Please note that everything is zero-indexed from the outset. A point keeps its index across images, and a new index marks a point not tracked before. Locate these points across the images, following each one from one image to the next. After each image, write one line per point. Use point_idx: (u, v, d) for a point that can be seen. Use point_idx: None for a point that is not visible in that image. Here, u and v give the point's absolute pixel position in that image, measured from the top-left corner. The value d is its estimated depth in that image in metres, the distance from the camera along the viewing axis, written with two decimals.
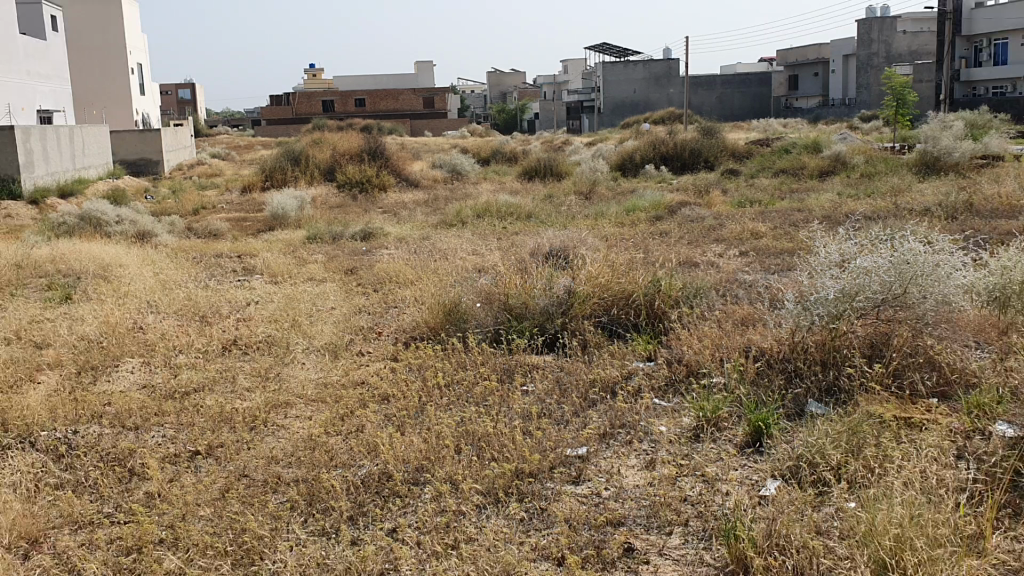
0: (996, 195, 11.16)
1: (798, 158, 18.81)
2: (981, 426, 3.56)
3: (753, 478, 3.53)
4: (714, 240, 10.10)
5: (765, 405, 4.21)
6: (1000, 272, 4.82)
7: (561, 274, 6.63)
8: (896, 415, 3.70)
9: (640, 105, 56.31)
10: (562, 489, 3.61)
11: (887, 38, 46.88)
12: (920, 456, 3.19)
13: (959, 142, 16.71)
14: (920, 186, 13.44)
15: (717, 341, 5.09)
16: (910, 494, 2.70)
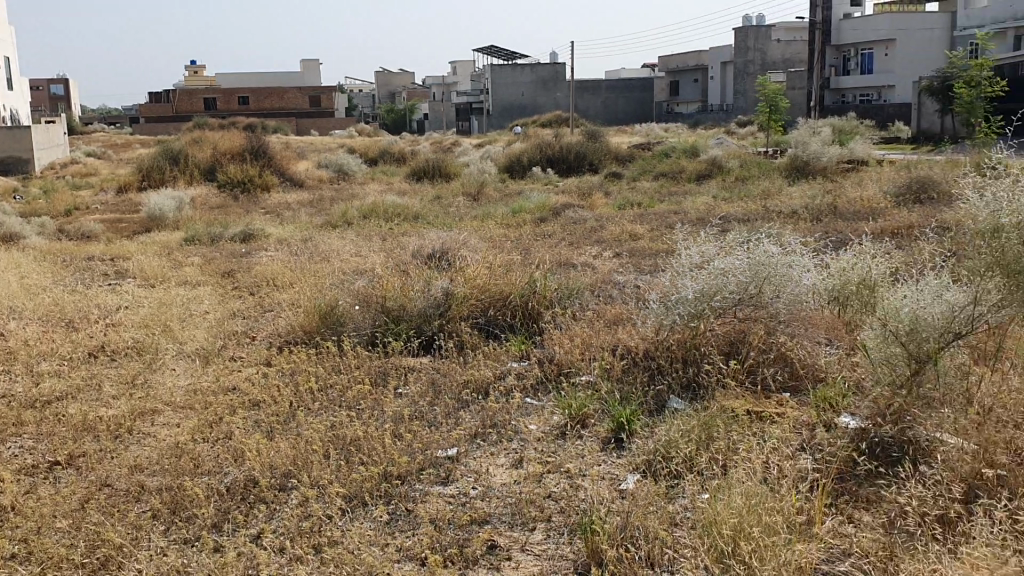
0: (858, 198, 11.75)
1: (677, 162, 19.38)
2: (827, 419, 3.78)
3: (613, 474, 3.65)
4: (594, 241, 10.34)
5: (629, 402, 4.36)
6: (839, 273, 5.02)
7: (439, 275, 6.68)
8: (748, 410, 3.93)
9: (527, 108, 56.89)
10: (430, 490, 3.65)
11: (762, 46, 48.80)
12: (765, 449, 3.37)
13: (826, 147, 17.53)
14: (790, 190, 14.05)
15: (587, 341, 5.24)
16: (751, 484, 2.85)
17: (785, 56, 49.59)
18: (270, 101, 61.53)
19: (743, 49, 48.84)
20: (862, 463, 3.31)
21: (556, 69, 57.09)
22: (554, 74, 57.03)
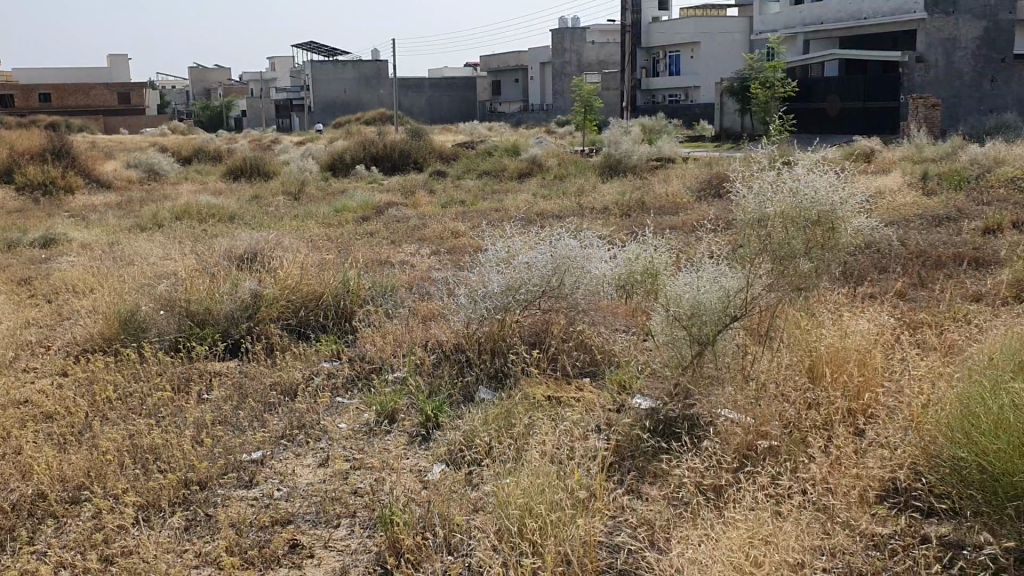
0: (664, 194, 12.30)
1: (499, 160, 19.65)
2: (621, 400, 4.03)
3: (419, 465, 3.71)
4: (415, 240, 10.31)
5: (436, 395, 4.45)
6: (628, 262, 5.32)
7: (247, 275, 6.51)
8: (548, 395, 4.13)
9: (350, 106, 56.23)
10: (231, 495, 3.59)
11: (578, 48, 50.31)
12: (561, 433, 3.58)
13: (637, 147, 18.30)
14: (604, 186, 14.56)
15: (398, 338, 5.26)
16: (544, 468, 3.08)
17: (599, 58, 51.29)
18: (74, 98, 57.93)
19: (559, 50, 50.10)
20: (648, 440, 3.61)
21: (378, 67, 56.72)
22: (377, 72, 56.63)
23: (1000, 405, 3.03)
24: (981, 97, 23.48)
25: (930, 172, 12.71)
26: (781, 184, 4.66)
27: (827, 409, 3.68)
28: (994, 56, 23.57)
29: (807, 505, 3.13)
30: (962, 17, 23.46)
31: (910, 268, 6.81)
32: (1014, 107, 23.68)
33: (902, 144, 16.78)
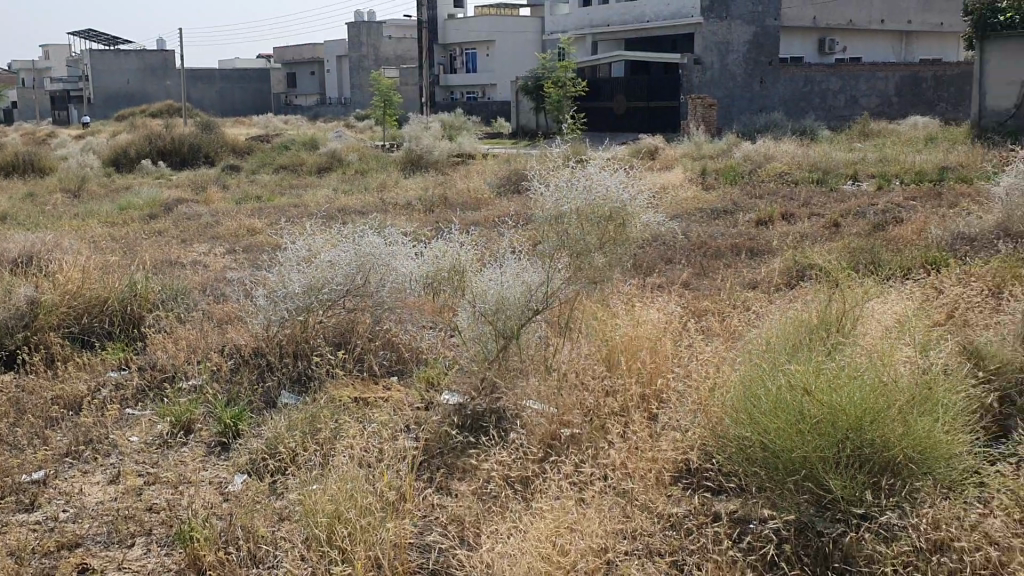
0: (465, 189, 12.44)
1: (296, 155, 19.18)
2: (429, 398, 4.06)
3: (219, 477, 3.56)
4: (208, 239, 9.87)
5: (235, 402, 4.28)
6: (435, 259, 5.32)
7: (21, 280, 6.00)
8: (354, 396, 4.08)
9: (135, 97, 53.20)
10: (11, 521, 3.31)
11: (375, 42, 49.85)
12: (368, 436, 3.56)
13: (437, 142, 18.40)
14: (405, 182, 14.52)
15: (194, 343, 5.01)
16: (352, 472, 3.05)
17: (397, 53, 51.10)
18: None
19: (356, 44, 49.41)
20: (456, 436, 3.65)
21: (165, 56, 53.95)
22: (164, 62, 53.85)
23: (778, 385, 3.28)
24: (751, 97, 25.24)
25: (709, 168, 13.49)
26: (577, 180, 4.78)
27: (622, 395, 3.84)
28: (763, 59, 25.39)
29: (609, 490, 3.26)
30: (735, 22, 25.19)
31: (693, 258, 7.22)
32: (780, 107, 25.33)
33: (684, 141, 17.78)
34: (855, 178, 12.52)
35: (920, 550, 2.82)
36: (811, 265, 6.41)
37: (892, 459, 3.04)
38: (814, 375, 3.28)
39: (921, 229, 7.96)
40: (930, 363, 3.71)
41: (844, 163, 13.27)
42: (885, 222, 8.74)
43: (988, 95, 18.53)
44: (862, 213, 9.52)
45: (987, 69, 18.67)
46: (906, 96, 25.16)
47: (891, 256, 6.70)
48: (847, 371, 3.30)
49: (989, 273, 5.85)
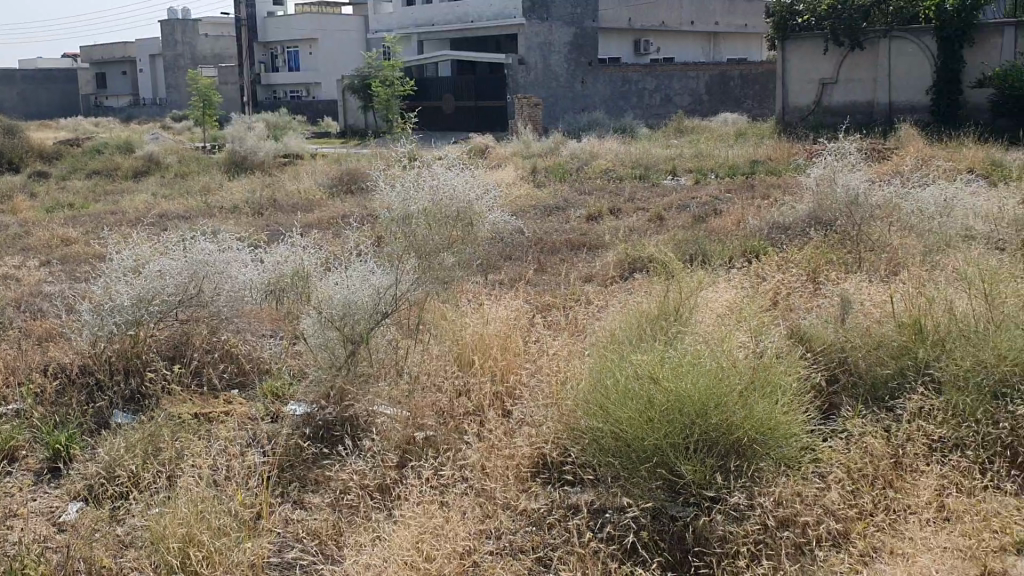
0: (295, 190, 12.14)
1: (111, 159, 18.14)
2: (274, 411, 3.93)
3: (51, 507, 3.31)
4: (17, 251, 9.18)
5: (62, 426, 3.99)
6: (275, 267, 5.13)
7: None
8: (196, 413, 3.89)
9: None
10: None
11: (191, 40, 47.87)
12: (213, 453, 3.41)
13: (263, 143, 17.85)
14: (229, 185, 14.00)
15: (11, 363, 4.61)
16: (204, 492, 2.95)
17: (215, 51, 49.27)
18: None
19: (170, 41, 47.30)
20: (308, 447, 3.57)
21: None
22: None
23: (626, 376, 3.36)
24: (574, 96, 26.08)
25: (538, 165, 13.75)
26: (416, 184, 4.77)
27: (475, 395, 3.86)
28: (583, 60, 26.48)
29: (469, 491, 3.25)
30: (555, 22, 25.83)
31: (532, 255, 7.31)
32: (601, 106, 26.17)
33: (513, 140, 18.00)
34: (674, 173, 13.01)
35: (767, 528, 2.95)
36: (643, 259, 6.61)
37: (736, 442, 3.15)
38: (660, 364, 3.38)
39: (739, 220, 8.37)
40: (765, 347, 3.89)
41: (664, 160, 13.78)
42: (705, 214, 9.14)
43: (790, 92, 20.08)
44: (684, 207, 9.92)
45: (788, 68, 20.04)
46: (716, 94, 26.45)
47: (715, 246, 7.00)
48: (690, 358, 3.41)
49: (805, 259, 6.21)
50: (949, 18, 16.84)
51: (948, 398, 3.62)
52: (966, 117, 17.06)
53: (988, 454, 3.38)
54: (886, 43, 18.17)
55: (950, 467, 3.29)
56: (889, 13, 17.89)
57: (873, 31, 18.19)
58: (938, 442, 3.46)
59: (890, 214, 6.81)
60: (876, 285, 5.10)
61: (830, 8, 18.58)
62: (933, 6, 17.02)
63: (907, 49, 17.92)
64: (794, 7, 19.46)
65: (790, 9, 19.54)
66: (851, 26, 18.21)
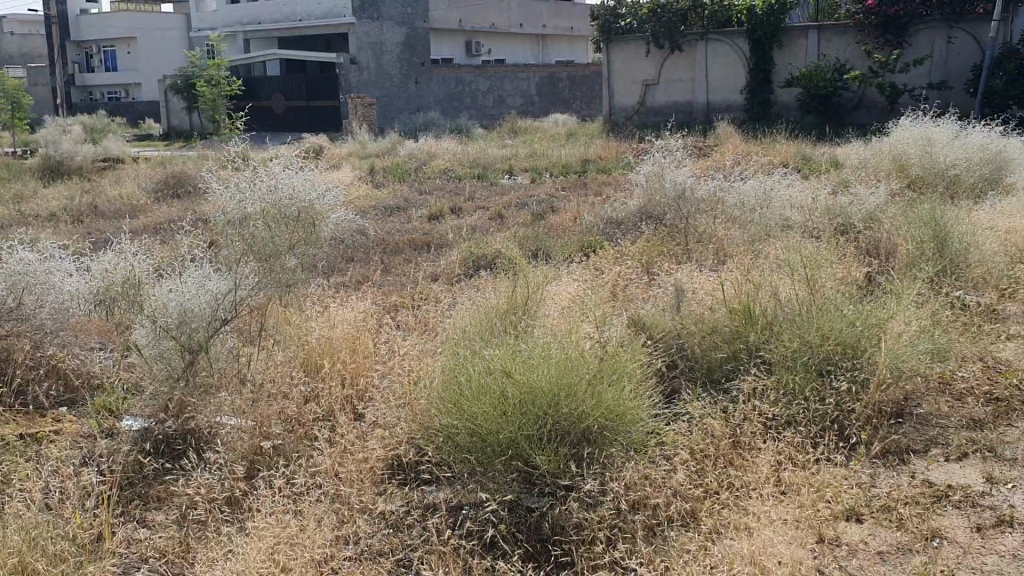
0: (117, 196, 11.53)
1: None
2: (107, 427, 3.73)
3: None
4: None
5: None
6: (104, 275, 4.84)
7: None
8: (21, 433, 3.63)
9: None
10: None
11: None
12: (44, 475, 3.21)
13: (80, 146, 16.86)
14: (43, 192, 13.13)
15: None
16: (36, 516, 2.79)
17: (22, 51, 46.09)
18: None
19: None
20: (149, 463, 3.41)
21: None
22: None
23: (477, 372, 3.37)
24: (407, 97, 25.75)
25: (375, 166, 13.62)
26: None
27: (325, 400, 3.79)
28: (415, 60, 26.17)
29: (323, 498, 3.18)
30: (386, 23, 25.50)
31: (375, 255, 7.22)
32: (436, 106, 26.20)
33: (349, 140, 17.74)
34: (511, 172, 13.17)
35: (619, 512, 3.02)
36: (485, 257, 6.67)
37: (587, 429, 3.21)
38: (510, 358, 3.41)
39: (576, 216, 8.54)
40: (609, 337, 4.00)
41: (500, 160, 13.93)
42: (543, 212, 9.31)
43: (615, 92, 20.50)
44: (523, 205, 10.04)
45: (613, 68, 20.37)
46: (548, 94, 27.25)
47: (554, 243, 7.12)
48: (539, 351, 3.46)
49: (638, 253, 6.40)
50: (760, 20, 17.79)
51: (779, 377, 3.83)
52: (777, 115, 18.24)
53: (817, 429, 3.59)
54: (704, 45, 19.06)
55: (785, 443, 3.47)
56: (705, 16, 18.76)
57: (691, 33, 18.98)
58: (771, 419, 3.64)
59: (714, 207, 7.13)
60: (707, 275, 5.33)
61: (650, 11, 19.17)
62: (744, 10, 17.93)
63: (722, 51, 18.91)
64: (616, 9, 19.89)
65: (613, 12, 19.97)
66: (671, 28, 18.91)
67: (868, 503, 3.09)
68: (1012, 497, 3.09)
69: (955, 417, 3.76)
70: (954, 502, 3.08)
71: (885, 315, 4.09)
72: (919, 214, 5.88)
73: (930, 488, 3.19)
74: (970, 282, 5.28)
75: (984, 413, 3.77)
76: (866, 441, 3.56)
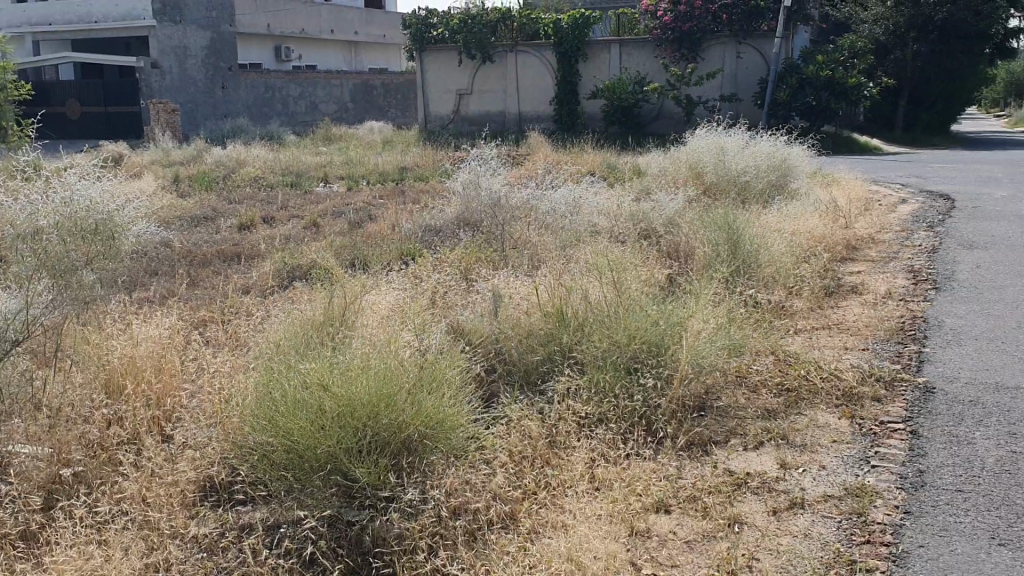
0: None
1: None
2: None
3: None
4: None
5: None
6: None
7: None
8: None
9: None
10: None
11: None
12: None
13: None
14: None
15: None
16: None
17: None
18: None
19: None
20: None
21: None
22: None
23: (293, 387, 3.29)
24: (214, 103, 24.79)
25: (180, 174, 13.04)
26: None
27: (130, 422, 3.61)
28: (222, 65, 25.23)
29: (130, 525, 3.04)
30: (190, 26, 24.45)
31: (181, 269, 6.92)
32: (245, 112, 25.42)
33: (152, 148, 16.88)
34: (326, 180, 12.95)
35: (441, 519, 3.03)
36: (299, 268, 6.55)
37: (405, 440, 3.22)
38: (326, 370, 3.35)
39: (394, 225, 8.51)
40: (428, 345, 4.00)
41: (313, 167, 13.71)
42: (360, 221, 9.21)
43: (430, 102, 20.62)
44: (339, 213, 9.92)
45: (426, 78, 20.57)
46: (360, 102, 27.52)
47: (371, 252, 7.05)
48: (356, 363, 3.41)
49: (456, 260, 6.44)
50: (566, 34, 18.36)
51: (590, 376, 3.97)
52: (583, 124, 18.92)
53: (627, 425, 3.75)
54: (513, 56, 19.44)
55: (598, 441, 3.60)
56: (514, 29, 19.19)
57: (501, 45, 19.36)
58: (585, 418, 3.77)
59: (527, 214, 7.31)
60: (522, 280, 5.45)
61: (461, 22, 19.35)
62: (549, 24, 18.49)
63: (530, 63, 19.39)
64: (427, 19, 19.94)
65: (424, 22, 20.00)
66: (482, 40, 19.19)
67: (675, 495, 3.25)
68: (802, 480, 3.33)
69: (751, 407, 4.02)
70: (752, 488, 3.29)
71: (687, 314, 4.32)
72: (713, 219, 6.24)
73: (730, 477, 3.39)
74: (760, 281, 5.68)
75: (777, 403, 4.05)
76: (672, 435, 3.74)
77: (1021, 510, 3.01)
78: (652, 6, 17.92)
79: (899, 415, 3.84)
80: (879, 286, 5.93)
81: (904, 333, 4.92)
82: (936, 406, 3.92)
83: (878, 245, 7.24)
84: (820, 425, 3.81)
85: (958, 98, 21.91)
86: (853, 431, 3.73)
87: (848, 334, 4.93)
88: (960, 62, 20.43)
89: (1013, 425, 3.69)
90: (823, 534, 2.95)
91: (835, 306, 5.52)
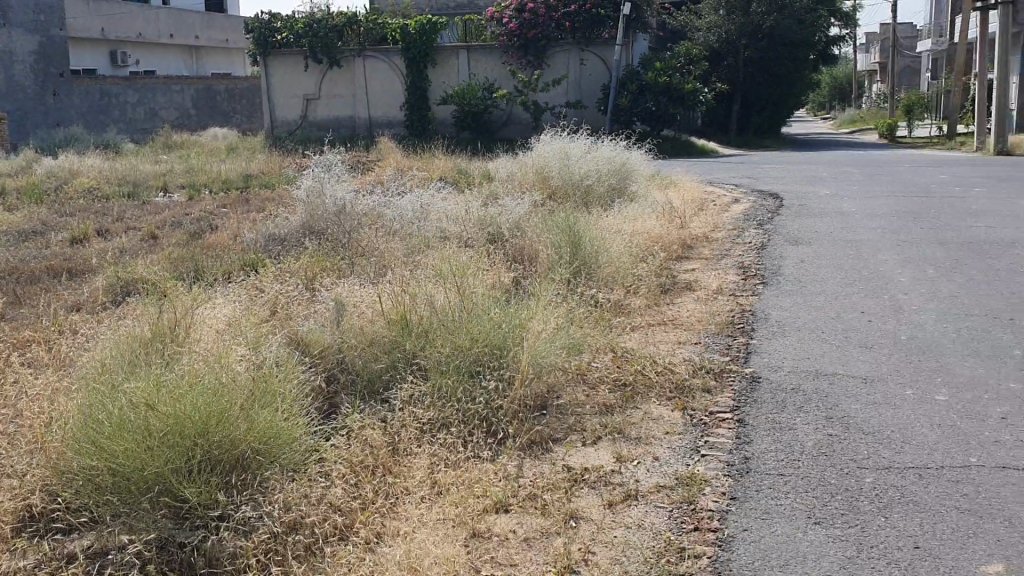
0: None
1: None
2: None
3: None
4: None
5: None
6: None
7: None
8: None
9: None
10: None
11: None
12: None
13: None
14: None
15: None
16: None
17: None
18: None
19: None
20: None
21: None
22: None
23: (118, 407, 3.15)
24: (46, 109, 23.44)
25: (7, 186, 12.27)
26: None
27: None
28: (52, 70, 23.74)
29: None
30: (16, 29, 22.85)
31: (7, 287, 6.50)
32: (79, 120, 24.13)
33: None
34: (164, 189, 12.45)
35: (276, 535, 2.97)
36: (134, 281, 6.27)
37: (239, 457, 3.13)
38: (154, 389, 3.22)
39: (237, 235, 8.27)
40: (265, 357, 3.90)
41: (151, 176, 13.17)
42: (200, 231, 8.91)
43: (276, 108, 20.08)
44: (177, 223, 9.56)
45: (272, 83, 19.99)
46: (203, 108, 26.75)
47: (212, 264, 6.82)
48: (185, 380, 3.30)
49: (301, 269, 6.33)
50: (412, 38, 18.41)
51: (433, 381, 3.97)
52: (433, 129, 18.92)
53: (468, 429, 3.78)
54: (361, 61, 19.31)
55: (439, 445, 3.61)
56: (360, 34, 19.09)
57: (347, 50, 19.23)
58: (427, 423, 3.77)
59: (373, 222, 7.30)
60: (367, 287, 5.39)
61: (306, 25, 19.13)
62: (395, 29, 18.46)
63: (378, 68, 19.28)
64: (270, 23, 19.50)
65: (268, 26, 19.56)
66: (327, 45, 19.02)
67: (515, 494, 3.29)
68: (636, 472, 3.44)
69: (590, 405, 4.11)
70: (589, 483, 3.37)
71: (527, 317, 4.38)
72: (556, 221, 6.37)
73: (568, 473, 3.45)
74: (600, 282, 5.82)
75: (615, 398, 4.16)
76: (514, 435, 3.79)
77: (835, 490, 3.20)
78: (497, 13, 18.09)
79: (726, 406, 4.01)
80: (712, 282, 6.19)
81: (734, 326, 5.16)
82: (761, 395, 4.12)
83: (712, 243, 7.57)
84: (654, 418, 3.94)
85: (787, 103, 23.20)
86: (685, 422, 3.88)
87: (681, 329, 5.13)
88: (787, 67, 21.61)
89: (830, 410, 3.92)
90: (655, 523, 3.06)
91: (671, 302, 5.73)
